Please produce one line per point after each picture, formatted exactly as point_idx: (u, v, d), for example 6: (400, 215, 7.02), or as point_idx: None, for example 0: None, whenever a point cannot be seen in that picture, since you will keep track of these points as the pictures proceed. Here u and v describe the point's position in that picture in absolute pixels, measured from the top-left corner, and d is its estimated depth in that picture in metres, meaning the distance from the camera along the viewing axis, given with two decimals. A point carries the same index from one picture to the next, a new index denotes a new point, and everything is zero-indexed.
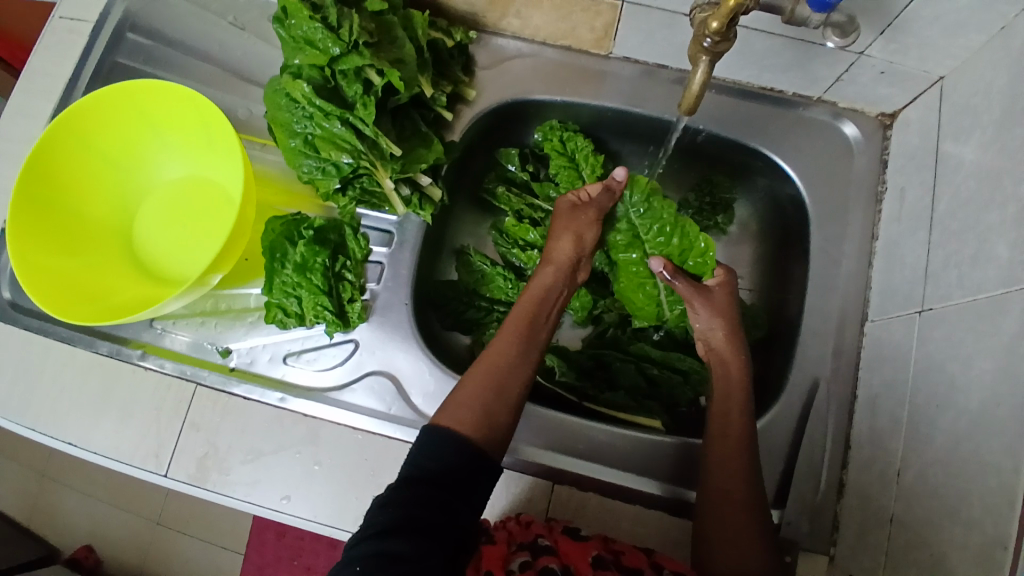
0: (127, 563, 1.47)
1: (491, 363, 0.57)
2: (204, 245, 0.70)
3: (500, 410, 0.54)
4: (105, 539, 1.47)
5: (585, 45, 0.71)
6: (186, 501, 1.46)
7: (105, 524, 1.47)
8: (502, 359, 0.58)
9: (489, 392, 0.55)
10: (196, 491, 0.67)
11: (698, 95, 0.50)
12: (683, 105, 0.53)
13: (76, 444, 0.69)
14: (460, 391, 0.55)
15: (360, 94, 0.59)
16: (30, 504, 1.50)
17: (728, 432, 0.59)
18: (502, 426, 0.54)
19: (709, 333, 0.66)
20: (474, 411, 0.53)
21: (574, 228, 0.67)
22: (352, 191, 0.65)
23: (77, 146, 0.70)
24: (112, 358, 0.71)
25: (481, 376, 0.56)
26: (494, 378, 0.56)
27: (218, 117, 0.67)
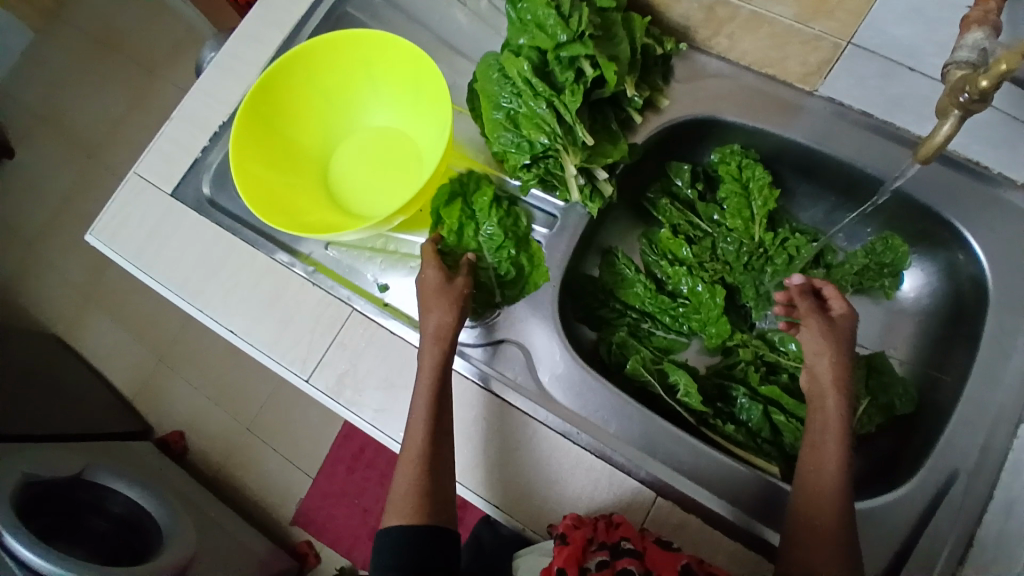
0: (211, 458, 1.61)
1: (415, 449, 0.64)
2: (389, 189, 0.78)
3: (434, 498, 0.63)
4: (200, 431, 1.63)
5: (791, 77, 0.71)
6: (277, 416, 1.60)
7: (204, 417, 1.64)
8: (417, 450, 0.63)
9: (417, 482, 0.63)
10: (328, 403, 0.74)
11: (937, 148, 0.50)
12: (920, 155, 0.53)
13: (239, 333, 0.79)
14: (396, 487, 0.64)
15: (571, 82, 0.64)
16: (145, 383, 1.68)
17: (823, 478, 0.59)
18: (428, 504, 0.63)
19: (816, 363, 0.64)
20: (409, 501, 0.63)
21: (448, 300, 0.67)
22: (537, 169, 0.69)
23: (309, 79, 0.79)
24: (285, 268, 0.80)
25: (411, 468, 0.63)
26: (419, 468, 0.63)
27: (436, 77, 0.73)
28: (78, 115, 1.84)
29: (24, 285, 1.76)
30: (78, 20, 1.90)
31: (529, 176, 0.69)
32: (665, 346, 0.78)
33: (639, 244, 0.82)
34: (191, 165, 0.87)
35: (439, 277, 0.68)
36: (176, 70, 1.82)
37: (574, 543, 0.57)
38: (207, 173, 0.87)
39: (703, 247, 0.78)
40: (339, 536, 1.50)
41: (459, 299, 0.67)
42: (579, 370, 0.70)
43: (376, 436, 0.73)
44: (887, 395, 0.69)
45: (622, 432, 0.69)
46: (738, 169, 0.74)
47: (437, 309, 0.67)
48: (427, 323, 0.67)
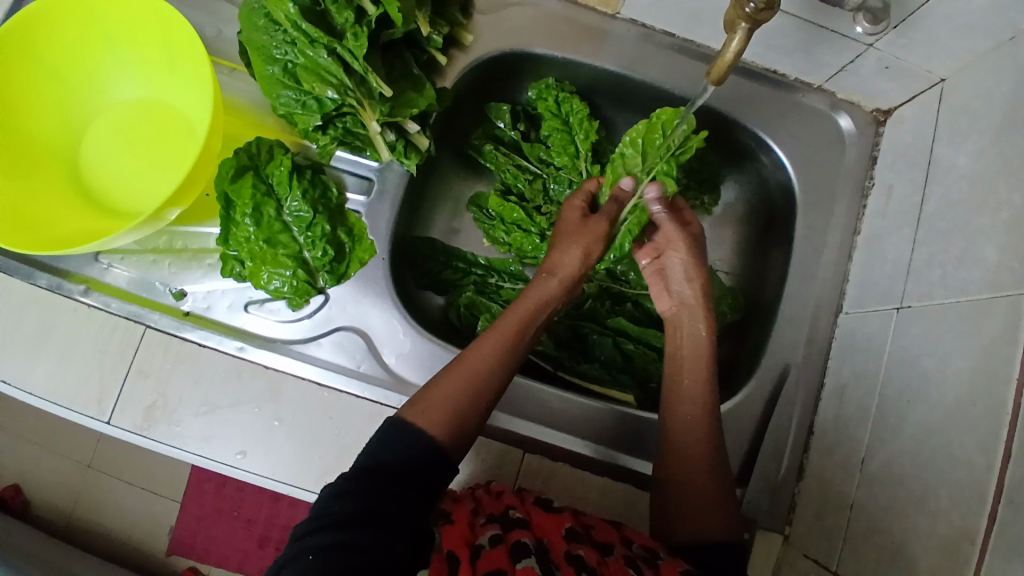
0: (56, 508, 1.39)
1: (474, 361, 0.53)
2: (160, 174, 0.64)
3: (470, 418, 0.51)
4: (33, 481, 1.39)
5: (592, 1, 0.67)
6: (123, 446, 1.39)
7: (28, 467, 1.38)
8: (483, 363, 0.53)
9: (462, 395, 0.51)
10: (141, 442, 0.62)
11: (729, 65, 0.49)
12: (712, 75, 0.51)
13: (7, 384, 0.63)
14: (432, 389, 0.52)
15: (351, 22, 0.55)
16: None
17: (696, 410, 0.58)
18: (470, 425, 0.51)
19: (684, 292, 0.65)
20: (445, 414, 0.50)
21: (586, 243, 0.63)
22: (333, 130, 0.60)
23: (22, 51, 0.62)
24: (49, 293, 0.64)
25: (459, 378, 0.52)
26: (474, 382, 0.52)
27: (188, 33, 0.60)
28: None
29: None
30: None
31: (332, 134, 0.60)
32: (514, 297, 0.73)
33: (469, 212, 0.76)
34: None
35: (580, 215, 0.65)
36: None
37: (460, 522, 0.49)
38: None
39: (535, 190, 0.73)
40: (224, 555, 1.36)
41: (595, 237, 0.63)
42: (428, 344, 0.65)
43: (210, 466, 0.63)
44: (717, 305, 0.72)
45: None
46: (555, 103, 0.70)
47: (562, 246, 0.63)
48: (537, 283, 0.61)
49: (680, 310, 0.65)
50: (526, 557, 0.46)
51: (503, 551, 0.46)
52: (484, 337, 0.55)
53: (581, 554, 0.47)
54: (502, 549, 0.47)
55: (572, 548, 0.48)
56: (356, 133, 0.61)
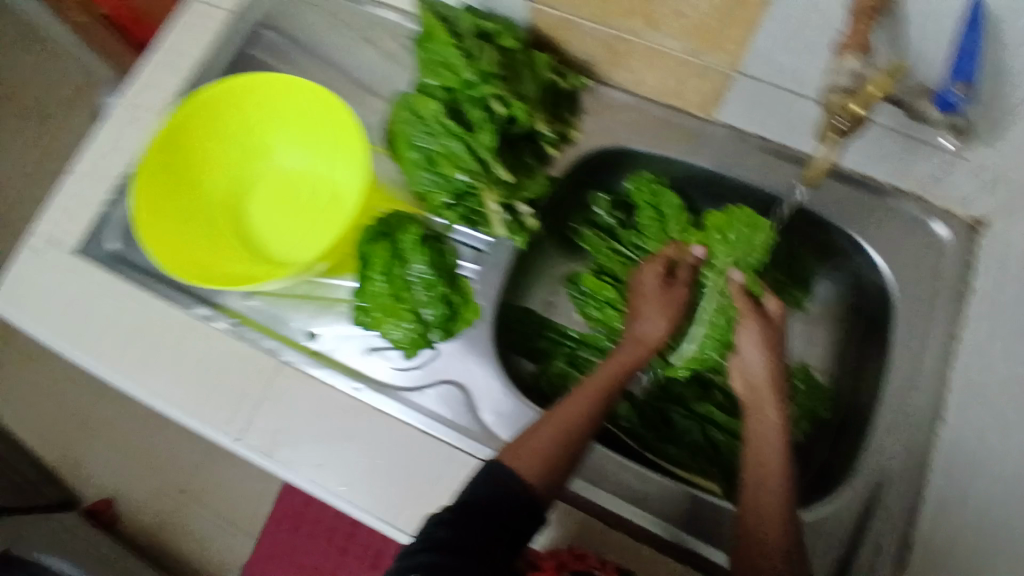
0: (142, 530, 1.53)
1: (566, 415, 0.61)
2: (307, 233, 0.77)
3: (559, 466, 0.58)
4: (126, 501, 1.54)
5: (692, 107, 0.75)
6: (209, 479, 1.52)
7: (124, 488, 1.54)
8: (576, 416, 0.61)
9: (559, 444, 0.58)
10: (261, 463, 0.71)
11: (824, 168, 0.60)
12: (810, 173, 0.63)
13: (159, 398, 0.74)
14: (531, 433, 0.59)
15: (483, 120, 0.65)
16: (64, 453, 1.58)
17: (763, 464, 0.61)
18: (561, 471, 0.58)
19: (751, 359, 0.67)
20: (542, 458, 0.57)
21: (666, 309, 0.71)
22: (459, 207, 0.70)
23: (214, 124, 0.76)
24: (202, 322, 0.76)
25: (558, 423, 0.60)
26: (565, 433, 0.59)
27: (350, 121, 0.74)
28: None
29: None
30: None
31: (457, 211, 0.70)
32: None
33: (565, 291, 0.83)
34: (93, 224, 0.81)
35: (661, 281, 0.73)
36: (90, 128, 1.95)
37: None
38: (111, 230, 0.82)
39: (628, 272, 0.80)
40: None
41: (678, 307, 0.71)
42: (521, 403, 0.70)
43: (317, 495, 0.70)
44: None
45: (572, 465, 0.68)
46: (652, 195, 0.76)
47: (647, 315, 0.71)
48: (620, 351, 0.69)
49: (755, 394, 0.66)
50: None
51: None
52: (570, 395, 0.63)
53: None
54: None
55: None
56: (476, 207, 0.70)
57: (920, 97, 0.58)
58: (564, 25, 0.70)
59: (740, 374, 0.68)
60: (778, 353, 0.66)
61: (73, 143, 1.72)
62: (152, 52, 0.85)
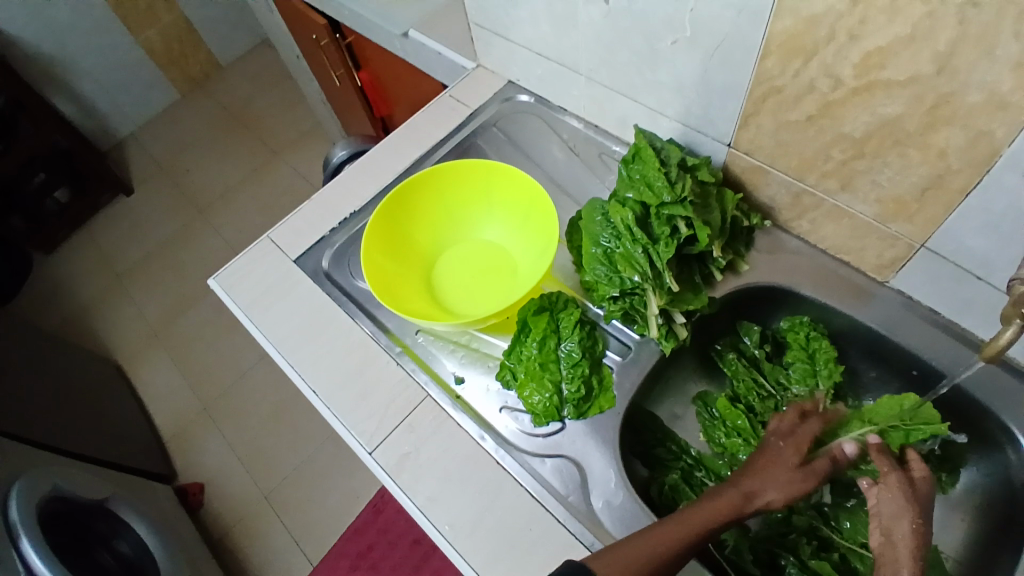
0: (221, 521, 1.68)
1: (657, 539, 0.59)
2: (484, 296, 0.88)
3: None
4: (218, 489, 1.73)
5: (865, 266, 0.78)
6: (297, 494, 1.70)
7: (223, 477, 1.75)
8: (667, 543, 0.59)
9: (642, 565, 0.57)
10: (385, 480, 0.78)
11: (1002, 348, 0.56)
12: (984, 353, 0.58)
13: (319, 395, 0.85)
14: (623, 545, 0.59)
15: (666, 234, 0.73)
16: (180, 428, 1.85)
17: None
18: None
19: (897, 525, 0.61)
20: (623, 573, 0.56)
21: (783, 483, 0.63)
22: (622, 303, 0.76)
23: (439, 189, 0.92)
24: (372, 344, 0.88)
25: (645, 545, 0.59)
26: (651, 558, 0.58)
27: (548, 212, 0.85)
28: (227, 213, 2.29)
29: (102, 314, 2.10)
30: (260, 134, 2.50)
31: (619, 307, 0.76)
32: None
33: (693, 404, 0.86)
34: (316, 242, 0.99)
35: (797, 461, 0.65)
36: (309, 170, 2.36)
37: None
38: (326, 249, 0.99)
39: (766, 406, 0.80)
40: None
41: (799, 491, 0.64)
42: (633, 502, 0.72)
43: (422, 524, 0.75)
44: None
45: None
46: (807, 340, 0.80)
47: (766, 480, 0.64)
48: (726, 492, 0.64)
49: (886, 552, 0.60)
50: None
51: None
52: (668, 521, 0.61)
53: None
54: None
55: None
56: (636, 307, 0.76)
57: None
58: (757, 171, 0.78)
59: (877, 529, 0.63)
60: (921, 522, 0.61)
61: None
62: (407, 129, 1.07)
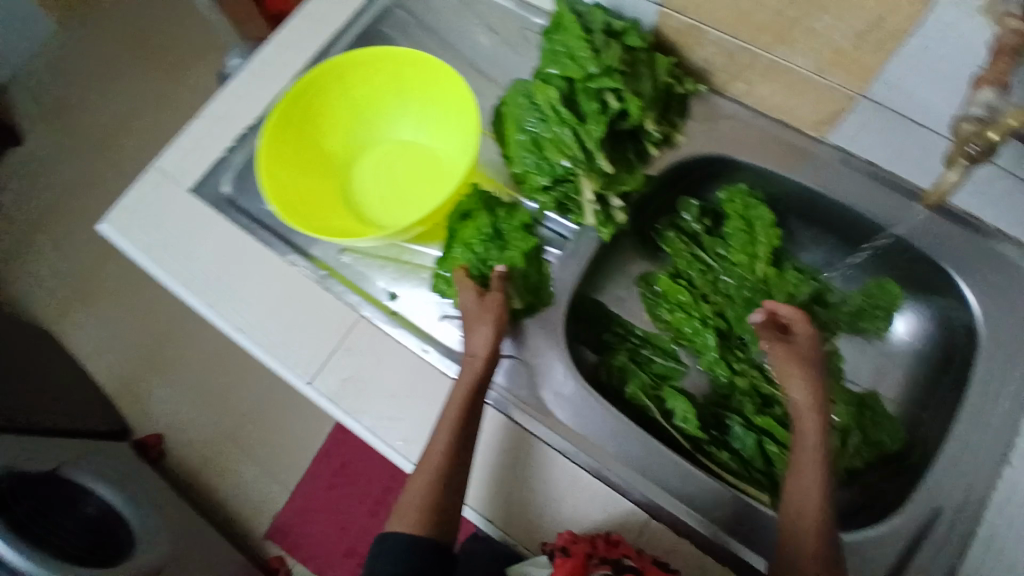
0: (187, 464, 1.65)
1: (429, 463, 0.65)
2: (409, 202, 0.80)
3: (441, 515, 0.65)
4: (178, 437, 1.68)
5: (802, 124, 0.75)
6: (259, 428, 1.66)
7: (182, 424, 1.69)
8: (438, 463, 0.64)
9: (431, 492, 0.64)
10: (329, 407, 0.75)
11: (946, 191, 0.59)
12: (932, 196, 0.62)
13: (244, 331, 0.79)
14: (403, 495, 0.67)
15: (595, 111, 0.67)
16: (126, 382, 1.75)
17: (803, 513, 0.59)
18: (443, 517, 0.65)
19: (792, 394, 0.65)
20: (416, 514, 0.65)
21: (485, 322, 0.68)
22: (554, 192, 0.72)
23: (342, 87, 0.81)
24: (294, 269, 0.81)
25: (424, 475, 0.65)
26: (431, 481, 0.64)
27: (468, 99, 0.77)
28: (120, 142, 2.03)
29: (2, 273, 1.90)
30: (138, 44, 2.17)
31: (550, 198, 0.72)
32: (663, 373, 0.78)
33: (636, 288, 0.84)
34: (213, 163, 0.88)
35: (475, 296, 0.69)
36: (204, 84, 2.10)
37: (575, 557, 0.54)
38: (228, 171, 0.88)
39: (707, 280, 0.80)
40: (313, 553, 1.54)
41: (497, 321, 0.68)
42: (585, 391, 0.72)
43: (375, 444, 0.73)
44: (873, 432, 0.72)
45: (623, 454, 0.69)
46: (745, 206, 0.77)
47: (471, 336, 0.69)
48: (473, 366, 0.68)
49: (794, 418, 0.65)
50: None
51: None
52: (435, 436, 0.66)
53: None
54: None
55: None
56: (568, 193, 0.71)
57: None
58: (690, 30, 0.71)
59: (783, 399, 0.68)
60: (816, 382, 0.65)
61: None
62: (298, 20, 0.92)
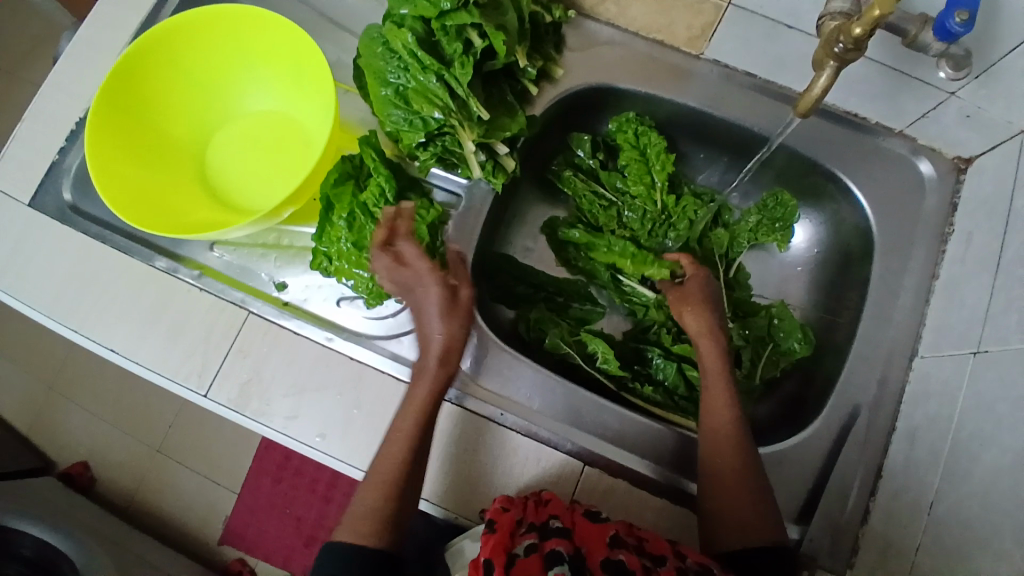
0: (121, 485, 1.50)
1: (385, 464, 0.58)
2: (276, 180, 0.73)
3: (398, 516, 0.57)
4: (104, 461, 1.50)
5: (678, 42, 0.72)
6: (191, 434, 1.50)
7: (104, 445, 1.51)
8: (393, 464, 0.58)
9: (383, 493, 0.57)
10: (233, 417, 0.68)
11: (817, 98, 0.55)
12: (801, 108, 0.57)
13: (121, 352, 0.71)
14: (355, 503, 0.58)
15: (460, 53, 0.61)
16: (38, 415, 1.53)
17: (718, 428, 0.61)
18: (394, 521, 0.57)
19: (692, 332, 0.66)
20: (369, 525, 0.56)
21: (436, 316, 0.62)
22: (434, 147, 0.66)
23: (173, 62, 0.71)
24: (165, 275, 0.72)
25: (374, 480, 0.58)
26: (385, 484, 0.57)
27: (315, 56, 0.68)
28: None
29: None
30: None
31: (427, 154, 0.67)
32: (581, 317, 0.77)
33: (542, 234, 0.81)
34: (48, 170, 0.76)
35: (440, 293, 0.62)
36: None
37: (501, 530, 0.52)
38: (65, 176, 0.77)
39: (610, 216, 0.77)
40: (272, 551, 1.43)
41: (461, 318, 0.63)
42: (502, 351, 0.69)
43: (291, 446, 0.68)
44: (784, 340, 0.72)
45: (547, 408, 0.68)
46: (635, 135, 0.74)
47: (428, 333, 0.62)
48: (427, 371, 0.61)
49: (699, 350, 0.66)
50: (558, 565, 0.48)
51: (536, 560, 0.48)
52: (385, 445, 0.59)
53: (621, 559, 0.49)
54: (540, 557, 0.49)
55: (612, 555, 0.50)
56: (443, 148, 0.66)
57: (918, 26, 0.54)
58: None
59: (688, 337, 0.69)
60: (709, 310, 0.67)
61: (28, 94, 1.63)
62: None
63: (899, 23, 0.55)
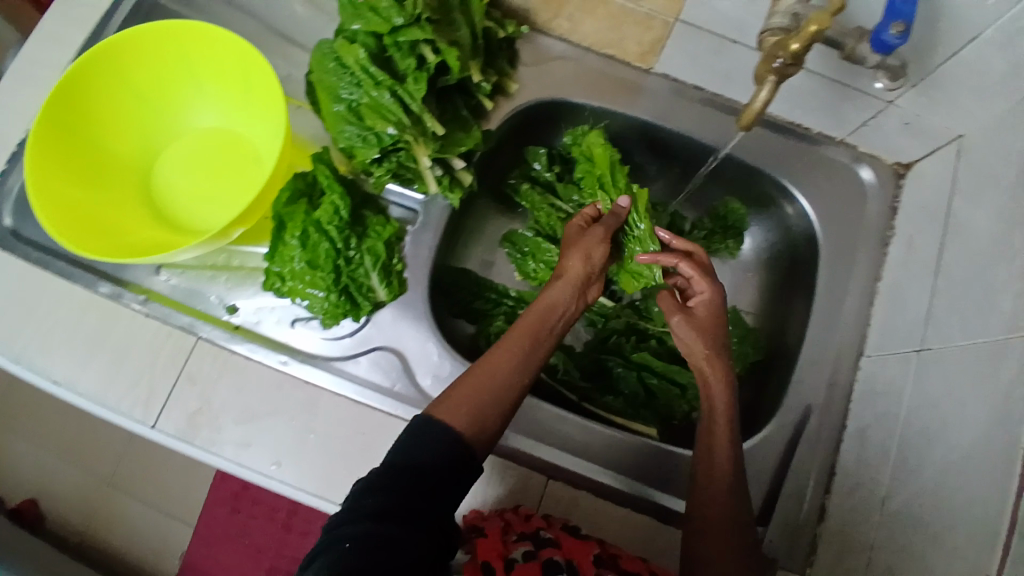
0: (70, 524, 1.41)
1: (487, 370, 0.55)
2: (225, 199, 0.70)
3: (498, 412, 0.53)
4: (52, 495, 1.41)
5: (629, 57, 0.73)
6: (141, 464, 1.43)
7: (48, 481, 1.42)
8: (501, 368, 0.55)
9: (489, 394, 0.53)
10: (184, 448, 0.65)
11: (758, 112, 0.57)
12: (741, 122, 0.59)
13: (60, 383, 0.66)
14: (454, 388, 0.54)
15: (413, 68, 0.61)
16: None
17: (716, 449, 0.59)
18: (497, 418, 0.53)
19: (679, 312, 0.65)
20: (470, 407, 0.52)
21: (583, 249, 0.64)
22: (388, 163, 0.65)
23: (115, 79, 0.68)
24: (109, 300, 0.69)
25: (476, 380, 0.54)
26: (490, 390, 0.53)
27: (265, 72, 0.66)
28: None
29: None
30: None
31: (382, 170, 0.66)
32: None
33: (501, 247, 0.81)
34: None
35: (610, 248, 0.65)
36: None
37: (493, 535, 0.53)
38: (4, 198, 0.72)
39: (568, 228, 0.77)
40: None
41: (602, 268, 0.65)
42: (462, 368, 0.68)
43: (245, 475, 0.65)
44: (739, 345, 0.74)
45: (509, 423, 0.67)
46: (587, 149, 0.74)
47: (574, 275, 0.62)
48: (548, 293, 0.61)
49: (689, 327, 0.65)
50: None
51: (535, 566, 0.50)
52: (493, 351, 0.56)
53: None
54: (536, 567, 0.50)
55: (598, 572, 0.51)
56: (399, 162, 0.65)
57: (855, 40, 0.57)
58: None
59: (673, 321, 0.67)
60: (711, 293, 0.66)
61: None
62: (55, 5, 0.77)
63: (837, 37, 0.57)
